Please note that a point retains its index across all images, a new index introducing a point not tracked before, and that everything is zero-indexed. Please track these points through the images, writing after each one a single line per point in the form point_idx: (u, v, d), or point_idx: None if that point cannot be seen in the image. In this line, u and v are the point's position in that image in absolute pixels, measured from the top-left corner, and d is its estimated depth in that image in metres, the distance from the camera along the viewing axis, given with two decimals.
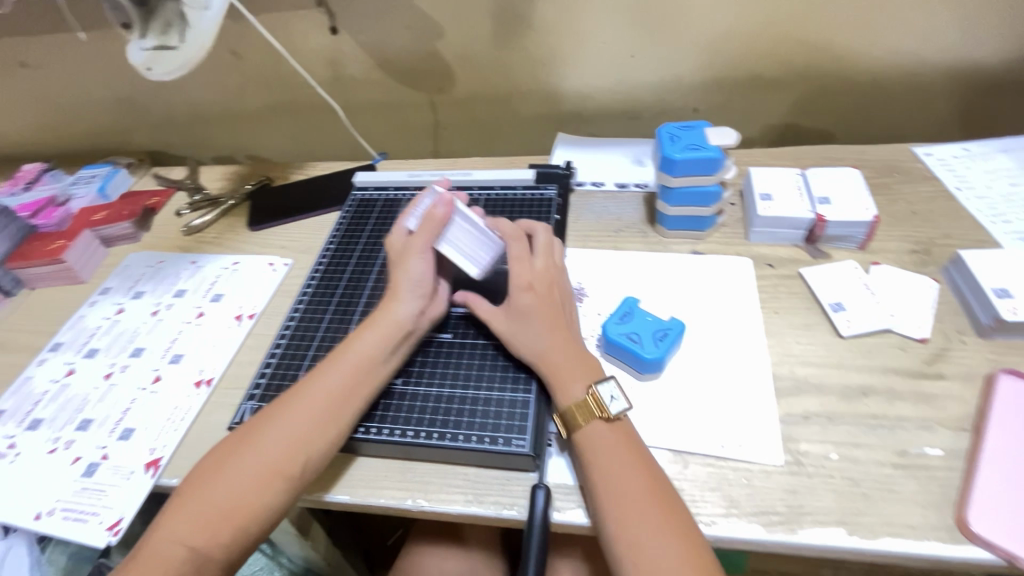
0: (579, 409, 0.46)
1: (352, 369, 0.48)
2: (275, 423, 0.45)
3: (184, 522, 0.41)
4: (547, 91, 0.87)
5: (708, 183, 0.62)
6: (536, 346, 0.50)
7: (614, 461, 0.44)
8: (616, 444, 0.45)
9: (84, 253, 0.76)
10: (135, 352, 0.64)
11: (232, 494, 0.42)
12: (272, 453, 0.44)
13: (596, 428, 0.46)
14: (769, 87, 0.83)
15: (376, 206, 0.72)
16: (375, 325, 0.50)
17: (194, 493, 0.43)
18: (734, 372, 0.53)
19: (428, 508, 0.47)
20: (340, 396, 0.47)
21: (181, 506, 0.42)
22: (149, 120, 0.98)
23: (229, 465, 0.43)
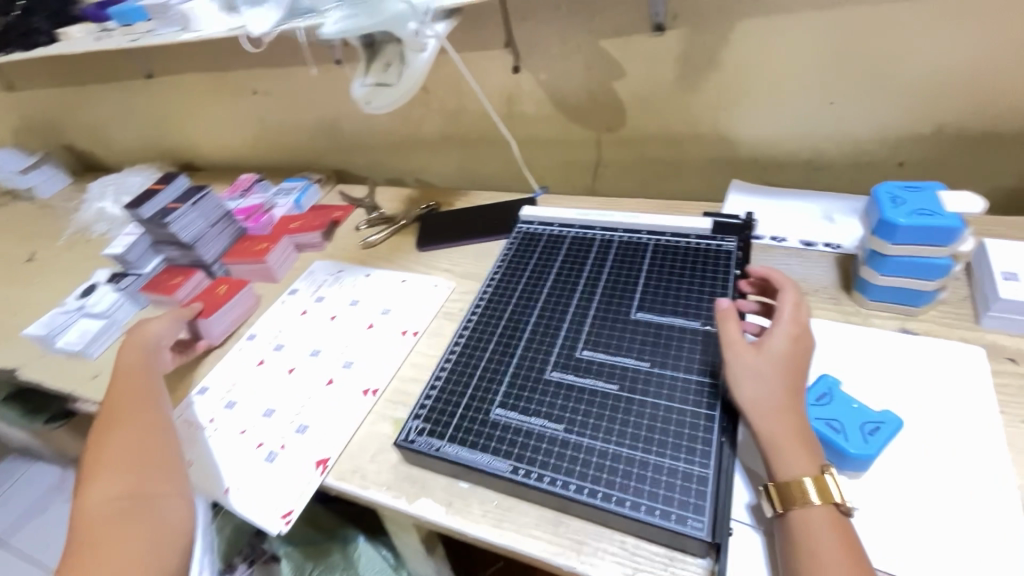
0: (801, 484, 0.40)
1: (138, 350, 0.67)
2: (122, 415, 0.58)
3: (105, 482, 0.52)
4: (724, 136, 0.82)
5: (937, 255, 0.52)
6: (764, 398, 0.44)
7: (816, 554, 0.38)
8: (826, 534, 0.39)
9: (280, 256, 0.87)
10: (313, 352, 0.71)
11: (116, 459, 0.54)
12: (129, 428, 0.57)
13: (817, 513, 0.39)
14: (1009, 145, 0.70)
15: (541, 241, 0.72)
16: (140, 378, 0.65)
17: (92, 469, 0.54)
18: (967, 490, 0.43)
19: (581, 571, 0.44)
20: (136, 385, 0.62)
21: (98, 471, 0.53)
22: (340, 142, 1.11)
23: (109, 444, 0.55)
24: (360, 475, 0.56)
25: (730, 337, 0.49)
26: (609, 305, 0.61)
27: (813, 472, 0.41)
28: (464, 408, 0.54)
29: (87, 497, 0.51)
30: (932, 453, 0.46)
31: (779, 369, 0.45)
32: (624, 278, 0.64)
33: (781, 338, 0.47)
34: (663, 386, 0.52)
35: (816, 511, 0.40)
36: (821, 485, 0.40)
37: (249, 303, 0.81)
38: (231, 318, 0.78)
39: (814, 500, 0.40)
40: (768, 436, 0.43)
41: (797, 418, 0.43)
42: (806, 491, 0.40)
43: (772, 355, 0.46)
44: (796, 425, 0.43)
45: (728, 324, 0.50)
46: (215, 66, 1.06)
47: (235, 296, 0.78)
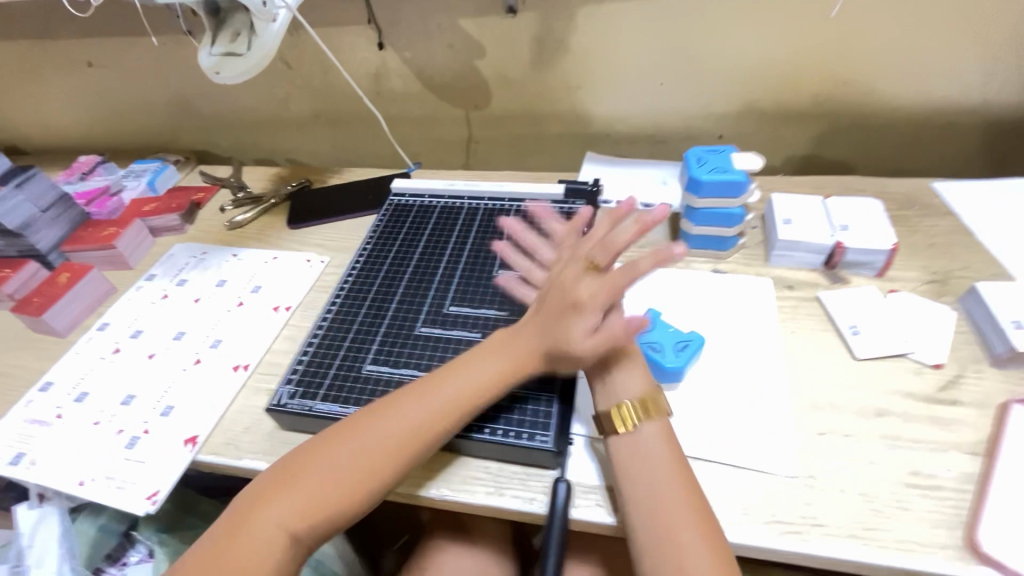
0: (635, 406, 0.48)
1: (504, 356, 0.51)
2: (368, 432, 0.47)
3: (286, 503, 0.45)
4: (578, 113, 0.90)
5: (731, 206, 0.64)
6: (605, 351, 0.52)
7: (643, 460, 0.46)
8: (650, 444, 0.47)
9: (133, 241, 0.81)
10: (176, 335, 0.68)
11: (312, 494, 0.45)
12: (389, 450, 0.46)
13: (647, 428, 0.48)
14: (794, 119, 0.85)
15: (412, 212, 0.76)
16: (495, 352, 0.51)
17: (294, 475, 0.46)
18: (751, 386, 0.55)
19: (450, 498, 0.49)
20: (465, 403, 0.49)
21: (290, 487, 0.45)
22: (198, 121, 1.04)
23: (322, 456, 0.46)
24: (232, 447, 0.55)
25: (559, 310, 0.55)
26: (473, 265, 0.66)
27: (647, 391, 0.50)
28: (336, 369, 0.56)
29: (261, 511, 0.45)
30: (728, 362, 0.57)
31: (596, 319, 0.52)
32: (487, 241, 0.69)
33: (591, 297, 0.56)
34: None
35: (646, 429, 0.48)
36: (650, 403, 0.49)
37: (103, 290, 0.75)
38: (82, 308, 0.73)
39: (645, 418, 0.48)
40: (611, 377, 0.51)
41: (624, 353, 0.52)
42: (636, 413, 0.48)
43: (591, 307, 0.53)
44: (621, 362, 0.51)
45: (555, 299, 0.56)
46: (36, 34, 0.94)
47: (83, 283, 0.72)
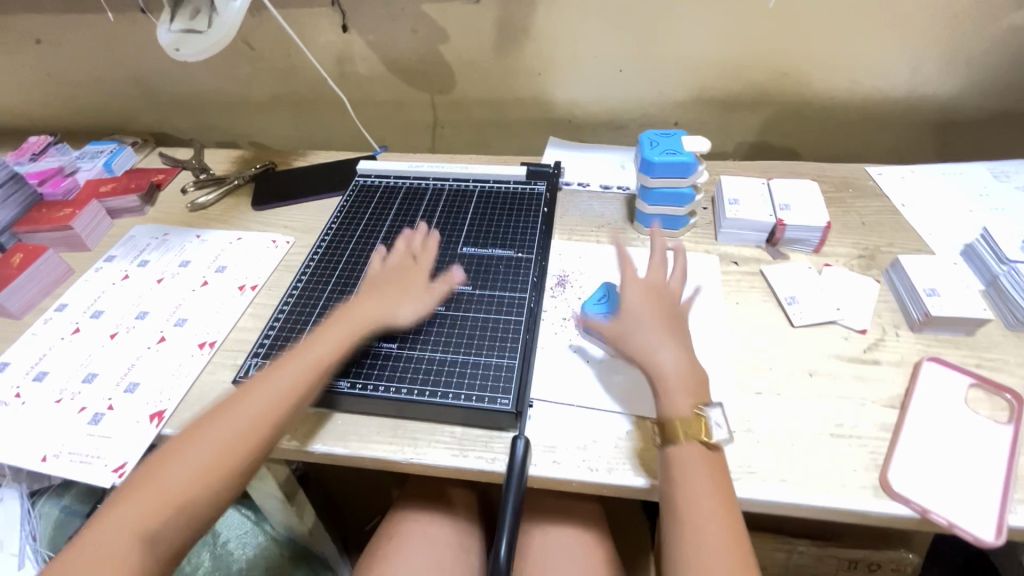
0: (681, 423, 0.48)
1: (353, 332, 0.56)
2: (247, 402, 0.50)
3: (161, 480, 0.45)
4: (541, 99, 0.93)
5: (682, 186, 0.68)
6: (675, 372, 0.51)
7: (688, 478, 0.46)
8: (698, 468, 0.47)
9: (91, 222, 0.79)
10: (139, 315, 0.68)
11: (197, 465, 0.46)
12: (287, 396, 0.51)
13: (689, 450, 0.47)
14: (744, 107, 0.90)
15: (377, 192, 0.77)
16: (370, 296, 0.59)
17: (173, 453, 0.47)
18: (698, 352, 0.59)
19: (415, 460, 0.52)
20: (323, 369, 0.53)
21: (191, 442, 0.47)
22: (156, 102, 1.02)
23: (199, 431, 0.48)
24: (200, 420, 0.56)
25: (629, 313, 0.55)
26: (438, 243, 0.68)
27: (691, 413, 0.49)
28: (303, 342, 0.58)
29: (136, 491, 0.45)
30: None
31: (649, 330, 0.53)
32: (452, 220, 0.72)
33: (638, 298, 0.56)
34: (483, 304, 0.61)
35: (694, 445, 0.47)
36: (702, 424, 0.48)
37: (60, 271, 0.74)
38: (38, 289, 0.71)
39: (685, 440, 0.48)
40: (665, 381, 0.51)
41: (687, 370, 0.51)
42: (693, 430, 0.48)
43: (642, 322, 0.54)
44: (683, 374, 0.51)
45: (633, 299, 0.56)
46: None
47: (36, 263, 0.71)
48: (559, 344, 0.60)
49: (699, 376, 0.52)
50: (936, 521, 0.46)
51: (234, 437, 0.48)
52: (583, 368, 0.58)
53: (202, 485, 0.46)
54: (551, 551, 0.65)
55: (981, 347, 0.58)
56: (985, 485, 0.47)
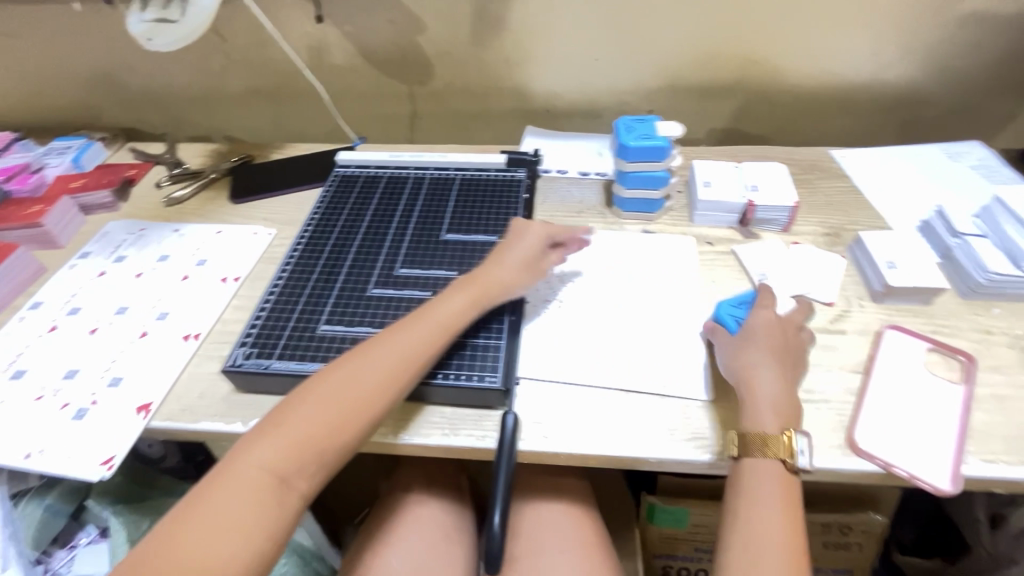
0: (772, 440, 0.49)
1: (445, 328, 0.54)
2: (338, 386, 0.48)
3: (275, 441, 0.44)
4: (519, 88, 0.94)
5: (657, 169, 0.71)
6: (771, 393, 0.51)
7: (758, 492, 0.48)
8: (771, 483, 0.48)
9: (62, 218, 0.78)
10: (119, 310, 0.67)
11: (284, 452, 0.44)
12: (379, 387, 0.49)
13: (767, 465, 0.48)
14: (714, 95, 0.93)
15: (358, 183, 0.77)
16: (466, 292, 0.57)
17: (282, 420, 0.46)
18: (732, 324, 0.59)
19: (407, 441, 0.53)
20: (425, 348, 0.52)
21: (282, 421, 0.46)
22: (126, 96, 0.99)
23: (303, 401, 0.47)
24: (189, 411, 0.56)
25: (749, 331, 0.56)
26: (422, 230, 0.69)
27: (777, 432, 0.49)
28: (290, 331, 0.58)
29: (244, 454, 0.44)
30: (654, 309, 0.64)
31: (763, 353, 0.54)
32: (434, 207, 0.73)
33: (760, 319, 0.56)
34: None
35: (773, 462, 0.48)
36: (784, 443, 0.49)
37: (32, 269, 0.72)
38: (13, 286, 0.70)
39: (768, 454, 0.48)
40: (752, 400, 0.51)
41: (781, 390, 0.52)
42: (771, 446, 0.48)
43: (752, 340, 0.55)
44: (780, 396, 0.51)
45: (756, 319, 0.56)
46: None
47: (9, 260, 0.69)
48: (542, 325, 0.62)
49: (794, 404, 0.52)
50: (897, 474, 0.49)
51: (323, 424, 0.46)
52: (566, 346, 0.59)
53: (296, 468, 0.44)
54: (541, 526, 0.67)
55: (937, 314, 0.62)
56: (941, 439, 0.51)
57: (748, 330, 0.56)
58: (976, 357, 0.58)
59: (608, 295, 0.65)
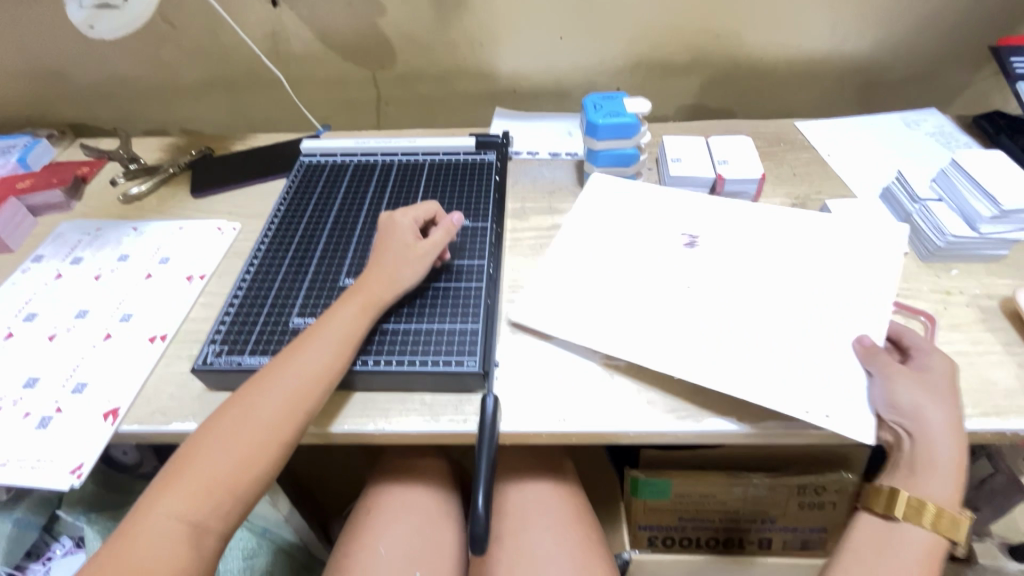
0: (938, 512, 0.48)
1: (344, 343, 0.52)
2: (238, 423, 0.46)
3: (176, 494, 0.43)
4: (486, 71, 0.93)
5: (626, 147, 0.71)
6: (950, 457, 0.48)
7: (897, 553, 0.48)
8: (911, 553, 0.48)
9: (10, 220, 0.74)
10: (79, 314, 0.64)
11: (189, 501, 0.43)
12: (284, 416, 0.47)
13: (917, 534, 0.48)
14: (681, 71, 0.93)
15: (325, 171, 0.76)
16: (357, 299, 0.55)
17: (181, 470, 0.44)
18: (746, 288, 0.59)
19: (387, 429, 0.52)
20: (328, 366, 0.50)
21: (183, 472, 0.44)
22: (72, 91, 0.94)
23: (203, 447, 0.45)
24: (161, 413, 0.54)
25: (930, 379, 0.50)
26: None
27: (949, 503, 0.48)
28: (261, 326, 0.57)
29: (146, 514, 0.42)
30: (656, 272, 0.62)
31: (943, 401, 0.49)
32: (404, 192, 0.72)
33: (940, 362, 0.51)
34: (444, 274, 0.62)
35: (922, 530, 0.48)
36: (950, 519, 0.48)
37: None
38: None
39: (925, 523, 0.48)
40: (942, 464, 0.48)
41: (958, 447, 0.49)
42: (948, 524, 0.47)
43: (934, 385, 0.50)
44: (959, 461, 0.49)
45: (936, 364, 0.51)
46: None
47: None
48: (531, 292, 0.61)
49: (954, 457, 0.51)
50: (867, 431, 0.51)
51: (230, 465, 0.45)
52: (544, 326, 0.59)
53: (207, 515, 0.43)
54: (527, 503, 0.68)
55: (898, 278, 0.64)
56: None
57: (934, 387, 0.50)
58: (936, 317, 0.60)
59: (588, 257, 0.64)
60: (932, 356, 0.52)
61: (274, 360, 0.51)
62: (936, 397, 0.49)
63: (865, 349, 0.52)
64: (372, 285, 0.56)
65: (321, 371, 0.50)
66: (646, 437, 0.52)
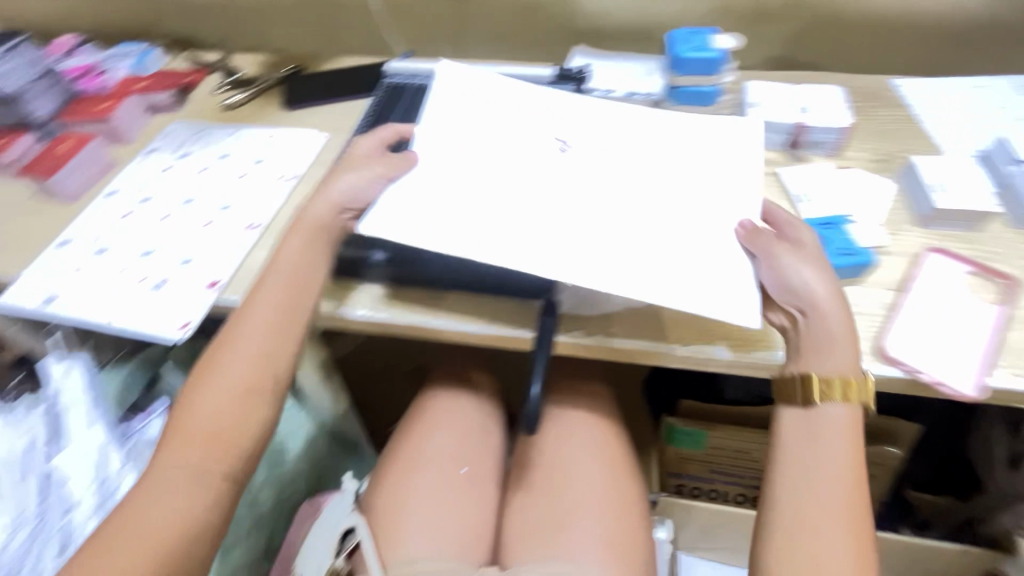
0: (844, 384, 0.49)
1: (294, 284, 0.54)
2: (220, 376, 0.49)
3: (178, 449, 0.47)
4: (569, 6, 0.92)
5: (707, 85, 0.72)
6: (841, 323, 0.51)
7: (818, 437, 0.49)
8: (831, 429, 0.49)
9: (127, 116, 0.82)
10: (186, 201, 0.72)
11: (193, 452, 0.47)
12: (259, 361, 0.51)
13: (833, 408, 0.49)
14: (773, 18, 0.89)
15: (409, 90, 0.79)
16: (301, 232, 0.56)
17: (178, 431, 0.48)
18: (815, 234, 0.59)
19: (452, 327, 0.58)
20: (299, 305, 0.54)
21: (182, 429, 0.48)
22: (181, 5, 1.01)
23: (192, 404, 0.49)
24: None
25: (806, 254, 0.53)
26: None
27: (854, 371, 0.50)
28: None
29: (157, 470, 0.46)
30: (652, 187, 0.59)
31: (821, 272, 0.52)
32: None
33: (812, 235, 0.55)
34: None
35: (835, 404, 0.49)
36: (856, 386, 0.49)
37: (103, 162, 0.77)
38: (89, 174, 0.76)
39: (838, 398, 0.49)
40: (831, 333, 0.51)
41: (846, 311, 0.51)
42: (852, 390, 0.49)
43: (814, 257, 0.54)
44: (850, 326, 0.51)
45: (806, 240, 0.54)
46: None
47: (84, 148, 0.75)
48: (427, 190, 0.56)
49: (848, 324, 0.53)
50: (923, 380, 0.51)
51: (225, 414, 0.48)
52: None
53: (213, 463, 0.47)
54: (569, 423, 0.72)
55: (982, 241, 0.62)
56: (969, 351, 0.52)
57: (814, 261, 0.53)
58: (1019, 282, 0.58)
59: (515, 161, 0.60)
60: (805, 233, 0.55)
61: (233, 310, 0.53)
62: (811, 268, 0.52)
63: (748, 235, 0.54)
64: (309, 226, 0.56)
65: (289, 311, 0.53)
66: (696, 361, 0.55)
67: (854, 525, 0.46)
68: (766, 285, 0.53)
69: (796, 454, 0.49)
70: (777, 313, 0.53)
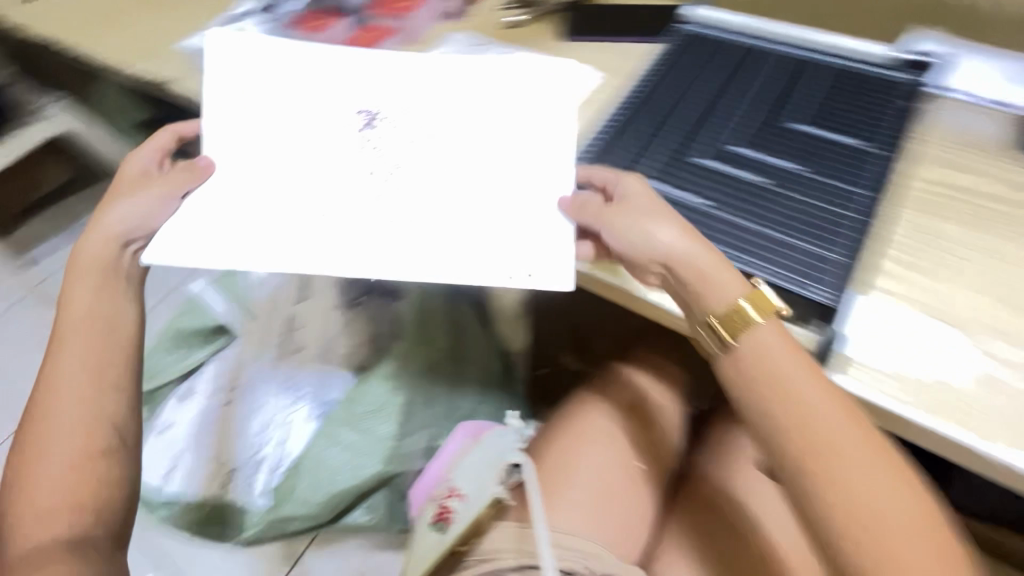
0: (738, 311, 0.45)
1: (89, 324, 0.49)
2: (56, 440, 0.46)
3: (36, 520, 0.44)
4: None
5: None
6: (704, 267, 0.47)
7: (778, 364, 0.43)
8: (774, 345, 0.44)
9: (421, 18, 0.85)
10: None
11: (56, 515, 0.44)
12: (89, 404, 0.47)
13: (764, 324, 0.44)
14: None
15: (704, 43, 0.71)
16: (84, 271, 0.51)
17: (24, 508, 0.44)
18: None
19: None
20: (82, 340, 0.49)
21: (31, 498, 0.44)
22: None
23: (32, 475, 0.45)
24: None
25: (650, 208, 0.49)
26: (768, 114, 0.62)
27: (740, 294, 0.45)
28: None
29: (21, 537, 0.43)
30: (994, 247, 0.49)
31: (669, 222, 0.48)
32: (788, 91, 0.64)
33: (635, 181, 0.51)
34: (814, 189, 0.56)
35: (766, 326, 0.44)
36: (757, 298, 0.45)
37: None
38: None
39: (755, 318, 0.44)
40: (702, 285, 0.47)
41: (714, 253, 0.47)
42: (739, 317, 0.45)
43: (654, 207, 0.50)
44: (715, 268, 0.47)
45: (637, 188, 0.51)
46: None
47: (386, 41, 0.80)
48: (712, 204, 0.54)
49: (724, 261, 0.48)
50: None
51: (78, 476, 0.45)
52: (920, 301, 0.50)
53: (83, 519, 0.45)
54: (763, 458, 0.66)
55: None
56: None
57: (637, 210, 0.49)
58: None
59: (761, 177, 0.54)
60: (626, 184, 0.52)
61: (49, 366, 0.48)
62: (659, 227, 0.48)
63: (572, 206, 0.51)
64: (88, 269, 0.51)
65: (104, 359, 0.49)
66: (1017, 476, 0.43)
67: (881, 462, 0.40)
68: (612, 246, 0.50)
69: (751, 412, 0.44)
70: (650, 276, 0.50)
